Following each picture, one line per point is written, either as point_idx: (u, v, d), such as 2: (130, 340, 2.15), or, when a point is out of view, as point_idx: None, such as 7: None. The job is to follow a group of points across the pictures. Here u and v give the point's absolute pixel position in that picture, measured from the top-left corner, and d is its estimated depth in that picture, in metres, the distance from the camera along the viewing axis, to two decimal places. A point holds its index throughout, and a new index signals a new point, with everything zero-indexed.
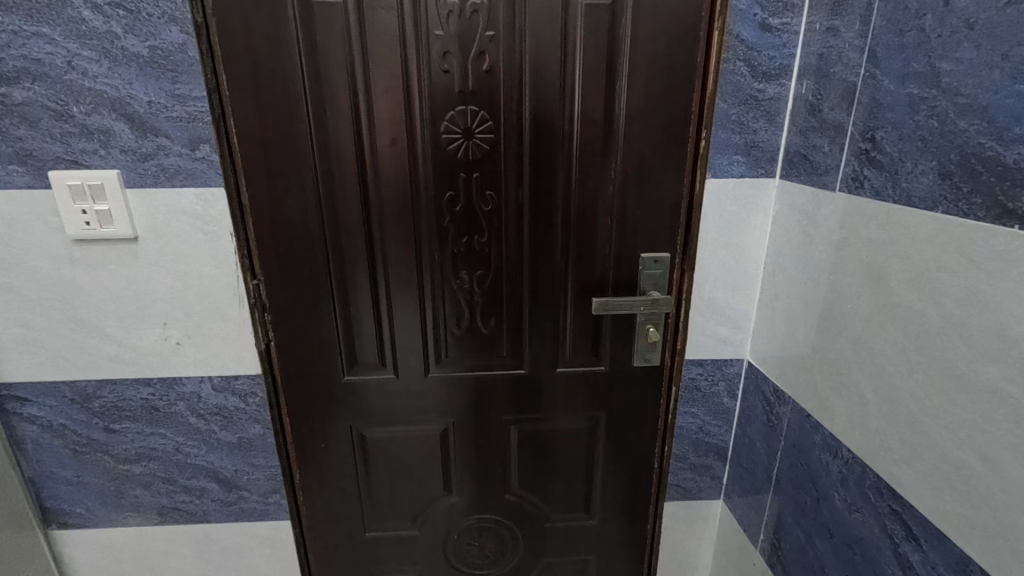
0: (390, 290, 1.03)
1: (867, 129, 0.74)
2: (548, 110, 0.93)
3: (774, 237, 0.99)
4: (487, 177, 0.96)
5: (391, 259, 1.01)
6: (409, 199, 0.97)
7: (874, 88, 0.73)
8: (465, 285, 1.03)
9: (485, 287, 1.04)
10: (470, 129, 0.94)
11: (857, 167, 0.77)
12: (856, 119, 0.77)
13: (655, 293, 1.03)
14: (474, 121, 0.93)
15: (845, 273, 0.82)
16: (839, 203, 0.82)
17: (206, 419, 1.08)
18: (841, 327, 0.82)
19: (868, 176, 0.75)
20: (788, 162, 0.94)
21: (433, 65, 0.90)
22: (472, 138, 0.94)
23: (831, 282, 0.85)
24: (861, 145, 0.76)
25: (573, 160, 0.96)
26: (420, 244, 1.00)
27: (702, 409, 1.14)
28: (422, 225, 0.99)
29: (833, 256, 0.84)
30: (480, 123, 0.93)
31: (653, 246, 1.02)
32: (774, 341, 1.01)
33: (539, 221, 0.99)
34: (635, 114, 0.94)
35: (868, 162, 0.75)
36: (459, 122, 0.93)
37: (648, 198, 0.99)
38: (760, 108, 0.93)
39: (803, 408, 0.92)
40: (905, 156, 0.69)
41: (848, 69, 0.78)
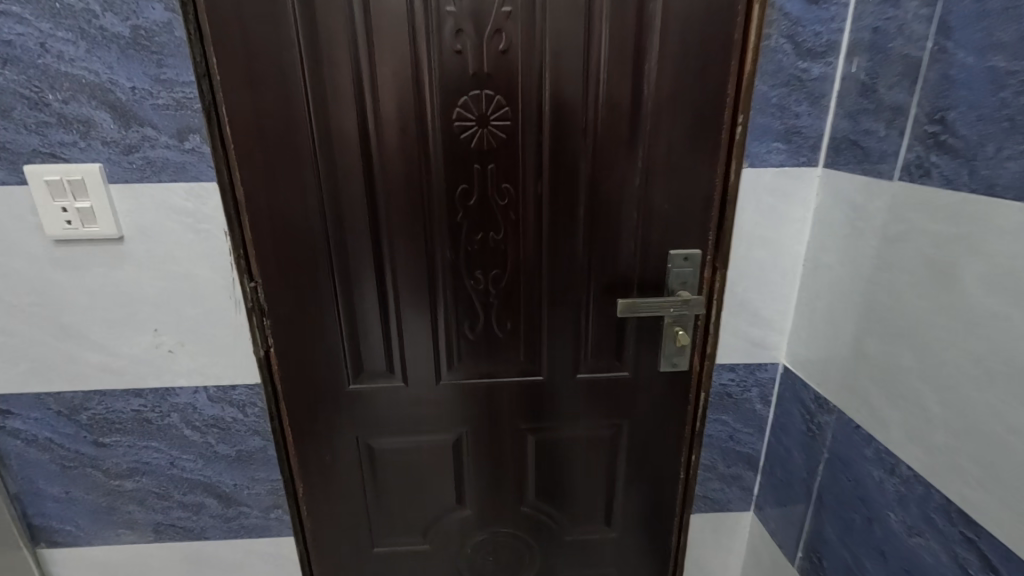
0: (398, 292, 0.95)
1: (936, 110, 0.66)
2: (569, 94, 0.85)
3: (815, 231, 0.91)
4: (503, 169, 0.88)
5: (398, 259, 0.93)
6: (418, 193, 0.89)
7: (946, 63, 0.65)
8: (479, 286, 0.96)
9: (501, 289, 0.96)
10: (485, 116, 0.85)
11: (921, 153, 0.69)
12: (921, 99, 0.69)
13: (684, 293, 0.96)
14: (489, 107, 0.85)
15: (902, 271, 0.74)
16: (897, 193, 0.73)
17: (202, 431, 1.01)
18: (897, 331, 0.75)
19: (935, 162, 0.67)
20: (833, 148, 0.85)
21: (444, 45, 0.82)
22: (487, 126, 0.86)
23: (884, 280, 0.77)
24: (928, 129, 0.68)
25: (596, 150, 0.88)
26: (431, 242, 0.92)
27: (732, 416, 1.06)
28: (433, 222, 0.91)
29: (888, 252, 0.76)
30: (495, 109, 0.85)
31: (683, 242, 0.94)
32: (815, 344, 0.93)
33: (559, 215, 0.91)
34: (665, 98, 0.86)
35: (936, 147, 0.67)
36: (473, 108, 0.85)
37: (679, 190, 0.91)
38: (803, 89, 0.85)
39: (851, 418, 0.84)
40: (986, 140, 0.61)
41: (910, 43, 0.70)
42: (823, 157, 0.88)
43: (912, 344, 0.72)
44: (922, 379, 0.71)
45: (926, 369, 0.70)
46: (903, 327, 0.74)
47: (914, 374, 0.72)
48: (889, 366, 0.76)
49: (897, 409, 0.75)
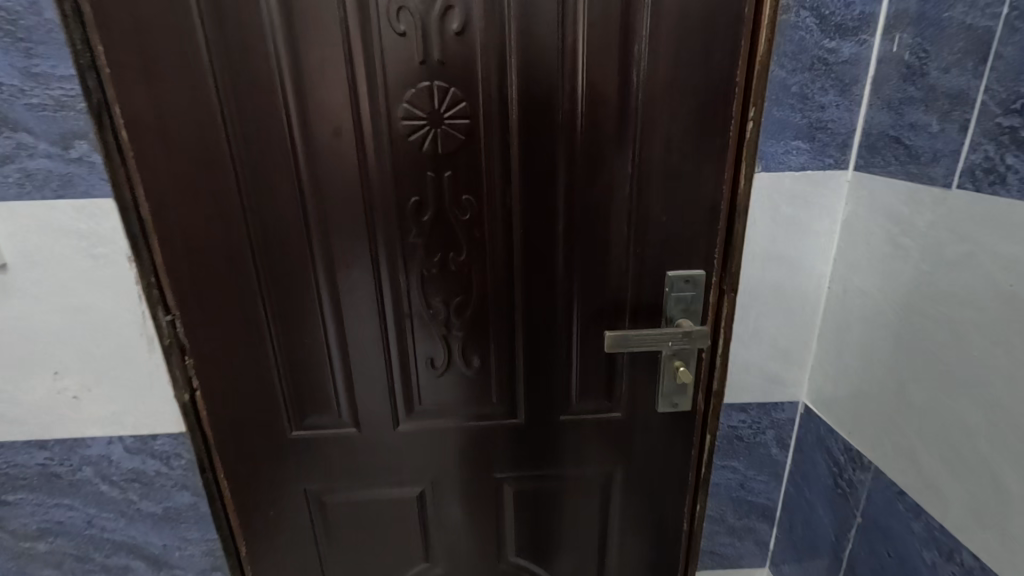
0: (344, 325, 0.80)
1: (1015, 97, 0.51)
2: (541, 85, 0.69)
3: (844, 248, 0.75)
4: (464, 178, 0.73)
5: (342, 286, 0.78)
6: (361, 207, 0.74)
7: None
8: (440, 316, 0.80)
9: (467, 320, 0.81)
10: (438, 112, 0.70)
11: (993, 153, 0.53)
12: (993, 83, 0.53)
13: (686, 323, 0.80)
14: (443, 102, 0.70)
15: (963, 305, 0.57)
16: (956, 206, 0.57)
17: (122, 486, 0.86)
18: (955, 380, 0.58)
19: (1012, 165, 0.51)
20: (867, 147, 0.69)
21: (383, 23, 0.66)
22: (441, 126, 0.70)
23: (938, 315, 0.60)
24: (1002, 122, 0.52)
25: (576, 152, 0.73)
26: (379, 266, 0.77)
27: (743, 462, 0.90)
28: (381, 241, 0.76)
29: (943, 280, 0.59)
30: (451, 105, 0.70)
31: (683, 262, 0.78)
32: (843, 383, 0.77)
33: (533, 231, 0.76)
34: (658, 89, 0.70)
35: (1015, 146, 0.51)
36: (423, 103, 0.70)
37: (677, 200, 0.75)
38: (830, 74, 0.69)
39: (894, 480, 0.68)
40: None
41: (976, 11, 0.54)
42: (854, 158, 0.71)
43: (977, 399, 0.56)
44: (993, 446, 0.55)
45: (1000, 433, 0.54)
46: (964, 376, 0.57)
47: (981, 437, 0.56)
48: (945, 424, 0.60)
49: (957, 478, 0.59)
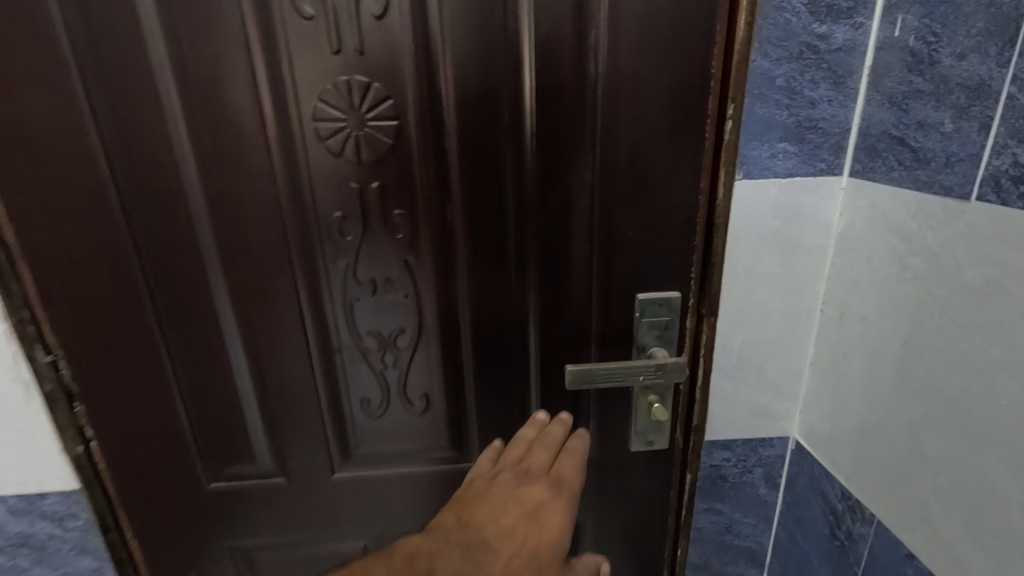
0: (261, 361, 0.69)
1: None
2: (481, 79, 0.58)
3: (839, 266, 0.64)
4: (395, 189, 0.62)
5: (255, 317, 0.66)
6: (273, 225, 0.62)
7: None
8: (375, 350, 0.69)
9: (408, 352, 0.70)
10: (359, 113, 0.59)
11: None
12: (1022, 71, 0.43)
13: (660, 353, 0.69)
14: (364, 100, 0.58)
15: (989, 342, 0.47)
16: (977, 222, 0.47)
17: (10, 552, 0.75)
18: (976, 430, 0.48)
19: None
20: (866, 149, 0.59)
21: (286, 4, 0.55)
22: (365, 129, 0.59)
23: (953, 351, 0.50)
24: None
25: (526, 157, 0.62)
26: (301, 292, 0.66)
27: (728, 504, 0.80)
28: (300, 263, 0.64)
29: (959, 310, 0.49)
30: (375, 104, 0.59)
31: (655, 283, 0.67)
32: (841, 421, 0.67)
33: (480, 250, 0.65)
34: (620, 83, 0.59)
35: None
36: (341, 101, 0.58)
37: (647, 213, 0.64)
38: (821, 64, 0.58)
39: (905, 541, 0.58)
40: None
41: None
42: (850, 162, 0.61)
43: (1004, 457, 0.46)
44: None
45: None
46: (988, 429, 0.47)
47: (1012, 503, 0.46)
48: (965, 482, 0.50)
49: (982, 548, 0.49)
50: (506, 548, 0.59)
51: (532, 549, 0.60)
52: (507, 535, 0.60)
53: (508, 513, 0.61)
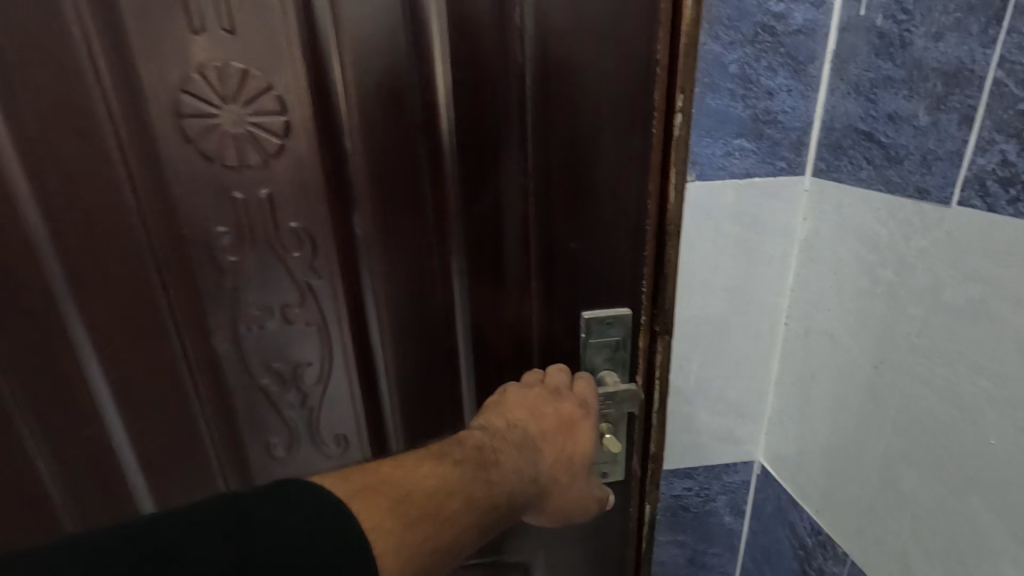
0: (138, 404, 0.58)
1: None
2: (384, 64, 0.49)
3: (803, 276, 0.58)
4: (288, 198, 0.52)
5: (125, 354, 0.55)
6: (135, 244, 0.51)
7: None
8: (278, 387, 0.59)
9: (319, 387, 0.60)
10: (235, 106, 0.48)
11: (1014, 155, 0.37)
12: (1012, 52, 0.37)
13: (608, 377, 0.60)
14: (240, 91, 0.48)
15: (975, 371, 0.41)
16: (958, 234, 0.41)
17: None
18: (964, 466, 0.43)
19: None
20: (830, 146, 0.52)
21: None
22: (243, 125, 0.49)
23: (932, 376, 0.45)
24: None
25: (446, 156, 0.52)
26: (181, 323, 0.55)
27: (692, 536, 0.72)
28: (178, 288, 0.53)
29: (936, 334, 0.44)
30: (253, 95, 0.48)
31: (599, 300, 0.58)
32: (809, 447, 0.60)
33: (398, 266, 0.56)
34: (551, 70, 0.50)
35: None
36: (211, 92, 0.48)
37: (589, 218, 0.54)
38: (779, 49, 0.51)
39: None
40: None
41: None
42: (813, 160, 0.54)
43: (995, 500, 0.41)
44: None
45: None
46: (974, 469, 0.42)
47: (1005, 561, 0.41)
48: (950, 529, 0.44)
49: None
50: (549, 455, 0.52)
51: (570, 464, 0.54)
52: (551, 444, 0.53)
53: (546, 424, 0.53)
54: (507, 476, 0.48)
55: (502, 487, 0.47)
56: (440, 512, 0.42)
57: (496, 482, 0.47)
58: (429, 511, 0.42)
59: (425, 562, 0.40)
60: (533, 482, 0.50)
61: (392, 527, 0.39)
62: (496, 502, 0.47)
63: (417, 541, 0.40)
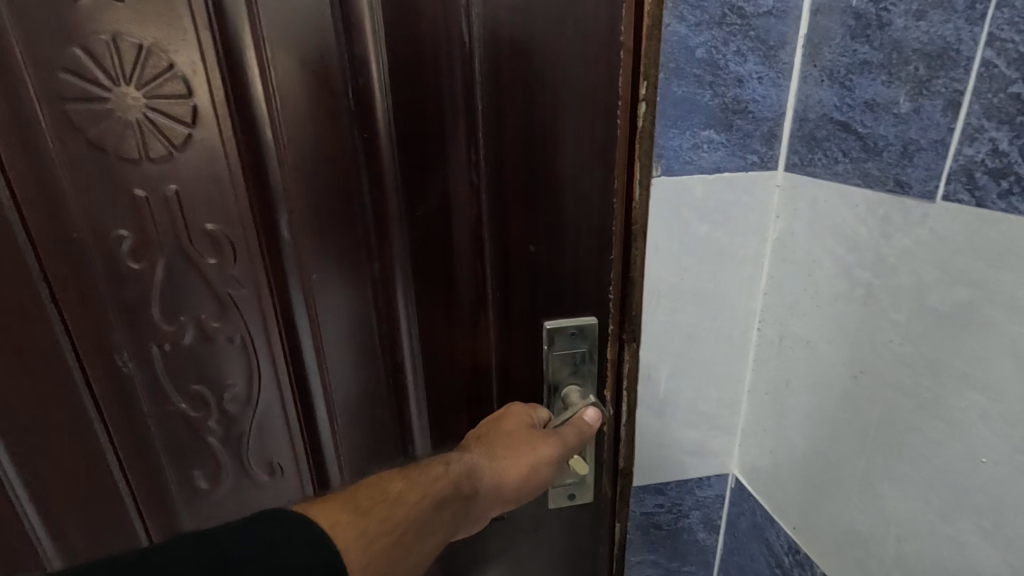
0: (36, 430, 0.52)
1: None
2: (309, 45, 0.44)
3: (777, 279, 0.54)
4: (200, 197, 0.48)
5: (18, 372, 0.50)
6: (21, 251, 0.47)
7: None
8: (198, 411, 0.55)
9: (248, 412, 0.56)
10: (136, 94, 0.45)
11: (1004, 143, 0.34)
12: (1002, 29, 0.33)
13: (574, 390, 0.55)
14: (143, 77, 0.44)
15: (965, 384, 0.38)
16: (943, 232, 0.38)
17: None
18: (954, 485, 0.39)
19: None
20: (802, 138, 0.49)
21: None
22: (142, 113, 0.45)
23: (918, 387, 0.41)
24: (1019, 91, 0.33)
25: (383, 149, 0.47)
26: (86, 333, 0.50)
27: (665, 555, 0.67)
28: (83, 295, 0.49)
29: (921, 342, 0.40)
30: (158, 83, 0.45)
31: (566, 307, 0.53)
32: (784, 459, 0.56)
33: (334, 271, 0.51)
34: (502, 53, 0.44)
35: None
36: (108, 77, 0.44)
37: (549, 217, 0.49)
38: (749, 32, 0.47)
39: None
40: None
41: None
42: (786, 153, 0.51)
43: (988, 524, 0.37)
44: None
45: None
46: (964, 491, 0.39)
47: None
48: (940, 551, 0.41)
49: None
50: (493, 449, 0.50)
51: (525, 435, 0.51)
52: (493, 432, 0.52)
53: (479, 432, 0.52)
54: (441, 467, 0.46)
55: (439, 475, 0.45)
56: (386, 495, 0.41)
57: (430, 472, 0.45)
58: (377, 495, 0.40)
59: (389, 544, 0.38)
60: (484, 459, 0.49)
61: (347, 512, 0.37)
62: (445, 484, 0.45)
63: (374, 520, 0.38)
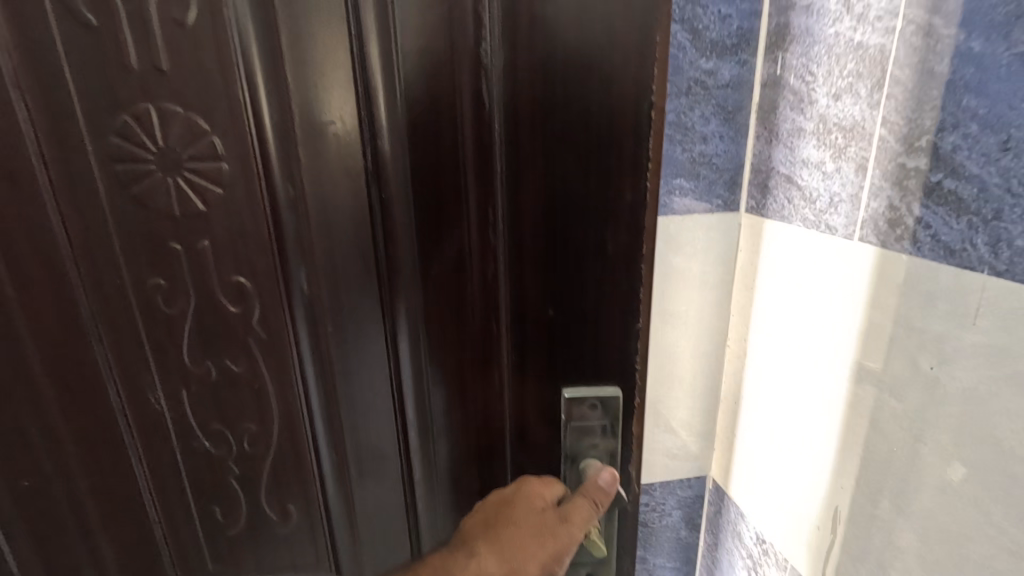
0: (76, 462, 0.58)
1: (919, 134, 0.43)
2: (340, 117, 0.51)
3: (742, 302, 0.64)
4: (227, 247, 0.54)
5: (65, 410, 0.56)
6: (72, 302, 0.53)
7: (932, 59, 0.41)
8: (221, 441, 0.60)
9: (269, 443, 0.61)
10: (173, 156, 0.50)
11: (897, 201, 0.45)
12: (892, 114, 0.44)
13: (595, 463, 0.57)
14: (179, 143, 0.50)
15: (879, 385, 0.48)
16: (860, 266, 0.48)
17: None
18: (873, 462, 0.49)
19: (917, 218, 0.43)
20: (757, 186, 0.59)
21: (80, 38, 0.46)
22: (178, 172, 0.51)
23: (847, 391, 0.51)
24: (904, 162, 0.44)
25: (400, 205, 0.53)
26: (125, 371, 0.55)
27: (650, 551, 0.75)
28: (123, 338, 0.54)
29: (850, 356, 0.50)
30: (193, 148, 0.50)
31: (588, 366, 0.55)
32: (750, 458, 0.65)
33: (358, 307, 0.57)
34: (520, 113, 0.48)
35: (922, 193, 0.43)
36: (146, 139, 0.49)
37: (566, 275, 0.52)
38: (710, 99, 0.57)
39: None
40: (1015, 180, 0.36)
41: (863, 30, 0.46)
42: (745, 199, 0.61)
43: (901, 492, 0.47)
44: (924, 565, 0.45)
45: (930, 549, 0.45)
46: (882, 472, 0.48)
47: (909, 554, 0.46)
48: (868, 527, 0.50)
49: None
50: (501, 545, 0.51)
51: (539, 520, 0.53)
52: (505, 524, 0.53)
53: (493, 522, 0.53)
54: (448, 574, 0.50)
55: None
56: None
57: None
58: None
59: None
60: (495, 557, 0.50)
61: None
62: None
63: None
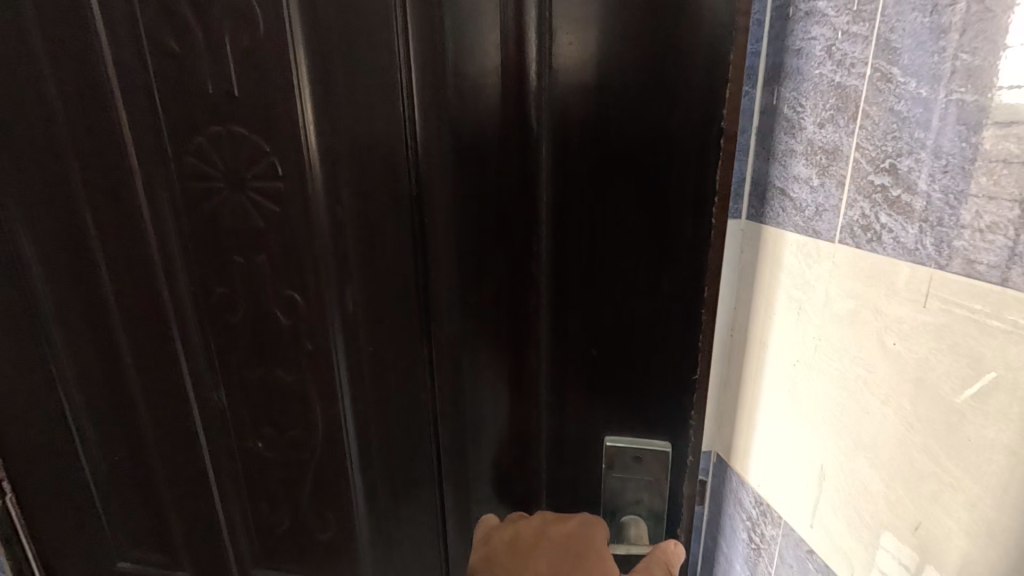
0: (159, 440, 0.68)
1: (883, 157, 0.50)
2: (389, 143, 0.55)
3: (746, 298, 0.72)
4: (281, 265, 0.58)
5: (149, 393, 0.66)
6: (160, 301, 0.62)
7: (890, 95, 0.48)
8: (271, 441, 0.65)
9: (313, 451, 0.65)
10: (238, 176, 0.56)
11: (868, 212, 0.52)
12: (865, 141, 0.52)
13: (636, 527, 0.60)
14: (246, 165, 0.55)
15: (851, 359, 0.54)
16: (836, 258, 0.56)
17: None
18: (847, 425, 0.55)
19: (882, 228, 0.50)
20: (757, 197, 0.69)
21: (172, 81, 0.53)
22: (244, 191, 0.56)
23: (824, 369, 0.57)
24: (873, 180, 0.51)
25: (450, 221, 0.57)
26: (200, 366, 0.63)
27: None
28: (202, 337, 0.62)
29: (827, 336, 0.57)
30: (256, 170, 0.55)
31: (632, 375, 0.58)
32: (751, 436, 0.72)
33: (398, 323, 0.60)
34: (569, 138, 0.53)
35: (887, 206, 0.49)
36: (221, 158, 0.55)
37: (609, 283, 0.56)
38: None
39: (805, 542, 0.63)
40: (954, 196, 0.43)
41: (837, 69, 0.55)
42: (749, 208, 0.71)
43: (871, 457, 0.52)
44: (891, 512, 0.50)
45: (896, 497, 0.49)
46: (853, 436, 0.54)
47: (878, 500, 0.51)
48: (845, 483, 0.56)
49: (862, 540, 0.54)
50: None
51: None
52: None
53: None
54: None
55: None
56: None
57: None
58: None
59: None
60: None
61: None
62: None
63: None
